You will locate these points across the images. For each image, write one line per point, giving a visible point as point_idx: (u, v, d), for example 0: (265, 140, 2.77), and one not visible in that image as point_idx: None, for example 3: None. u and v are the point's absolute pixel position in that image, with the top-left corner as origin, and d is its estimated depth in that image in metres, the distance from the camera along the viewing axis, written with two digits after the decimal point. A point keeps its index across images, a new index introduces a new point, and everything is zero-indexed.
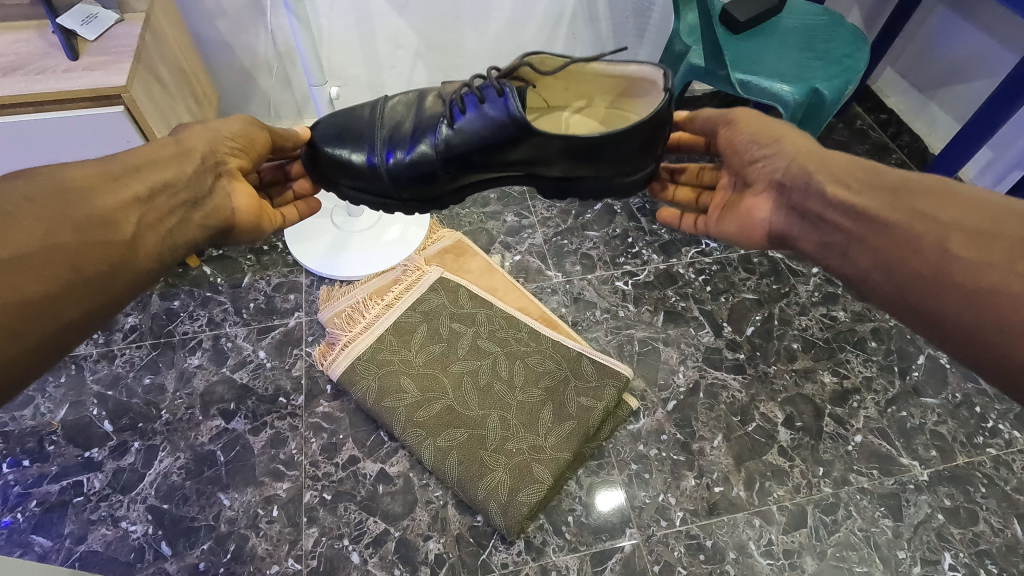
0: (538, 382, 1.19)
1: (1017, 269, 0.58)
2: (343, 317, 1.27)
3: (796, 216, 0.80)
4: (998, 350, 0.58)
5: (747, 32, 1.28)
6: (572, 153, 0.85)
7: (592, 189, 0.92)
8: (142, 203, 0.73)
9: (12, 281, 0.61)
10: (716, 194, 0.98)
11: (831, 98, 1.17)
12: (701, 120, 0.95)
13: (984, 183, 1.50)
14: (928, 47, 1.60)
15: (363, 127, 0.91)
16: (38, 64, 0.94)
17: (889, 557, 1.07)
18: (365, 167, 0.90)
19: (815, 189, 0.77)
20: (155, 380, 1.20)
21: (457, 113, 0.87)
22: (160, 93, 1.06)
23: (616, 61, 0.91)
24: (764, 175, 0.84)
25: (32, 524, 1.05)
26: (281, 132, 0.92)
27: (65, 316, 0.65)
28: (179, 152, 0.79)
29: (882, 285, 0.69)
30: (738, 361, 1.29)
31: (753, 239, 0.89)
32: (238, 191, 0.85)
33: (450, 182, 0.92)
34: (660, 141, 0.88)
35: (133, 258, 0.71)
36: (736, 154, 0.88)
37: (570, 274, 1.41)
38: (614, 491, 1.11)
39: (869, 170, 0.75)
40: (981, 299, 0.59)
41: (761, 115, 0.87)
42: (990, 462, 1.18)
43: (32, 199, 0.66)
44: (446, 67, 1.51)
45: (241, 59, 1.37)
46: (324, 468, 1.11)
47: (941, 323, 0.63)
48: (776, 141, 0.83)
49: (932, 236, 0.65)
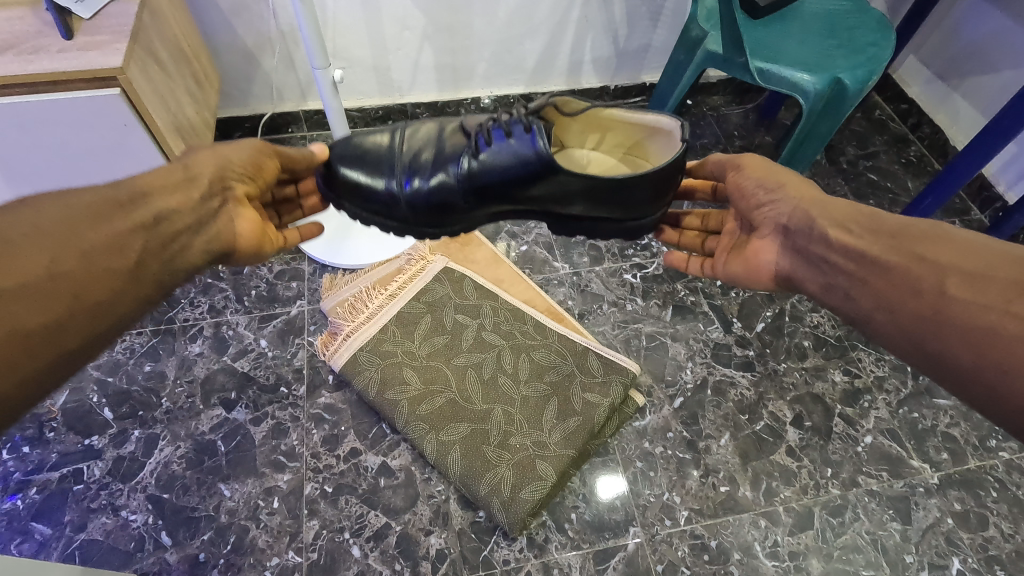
0: (543, 376, 1.17)
1: (1013, 310, 0.56)
2: (346, 306, 1.25)
3: (800, 259, 0.77)
4: (1003, 392, 0.55)
5: (767, 17, 1.24)
6: (586, 189, 0.83)
7: (605, 230, 0.89)
8: (145, 230, 0.71)
9: (12, 309, 0.59)
10: (721, 237, 0.95)
11: (853, 89, 1.12)
12: (711, 165, 0.92)
13: (1006, 178, 1.45)
14: (953, 35, 1.54)
15: (382, 150, 0.87)
16: (32, 44, 0.91)
17: (897, 561, 1.05)
18: (383, 193, 0.86)
19: (818, 234, 0.74)
20: (155, 367, 1.19)
21: (482, 144, 0.85)
22: (158, 75, 1.03)
23: (634, 109, 0.88)
24: (769, 220, 0.81)
25: (32, 511, 1.04)
26: (292, 154, 0.86)
27: (65, 346, 0.63)
28: (185, 179, 0.76)
29: (885, 326, 0.66)
30: (747, 358, 1.27)
31: (759, 281, 0.85)
32: (241, 217, 0.81)
33: (468, 211, 0.89)
34: (671, 188, 0.86)
35: (135, 286, 0.69)
36: (743, 199, 0.85)
37: (578, 265, 1.39)
38: (616, 482, 1.11)
39: (869, 214, 0.72)
40: (982, 341, 0.57)
41: (767, 161, 0.84)
42: (1003, 466, 1.16)
43: (40, 229, 0.65)
44: (453, 50, 1.46)
45: (243, 38, 1.33)
46: (325, 460, 1.10)
47: (944, 363, 0.60)
48: (781, 186, 0.80)
49: (932, 277, 0.63)
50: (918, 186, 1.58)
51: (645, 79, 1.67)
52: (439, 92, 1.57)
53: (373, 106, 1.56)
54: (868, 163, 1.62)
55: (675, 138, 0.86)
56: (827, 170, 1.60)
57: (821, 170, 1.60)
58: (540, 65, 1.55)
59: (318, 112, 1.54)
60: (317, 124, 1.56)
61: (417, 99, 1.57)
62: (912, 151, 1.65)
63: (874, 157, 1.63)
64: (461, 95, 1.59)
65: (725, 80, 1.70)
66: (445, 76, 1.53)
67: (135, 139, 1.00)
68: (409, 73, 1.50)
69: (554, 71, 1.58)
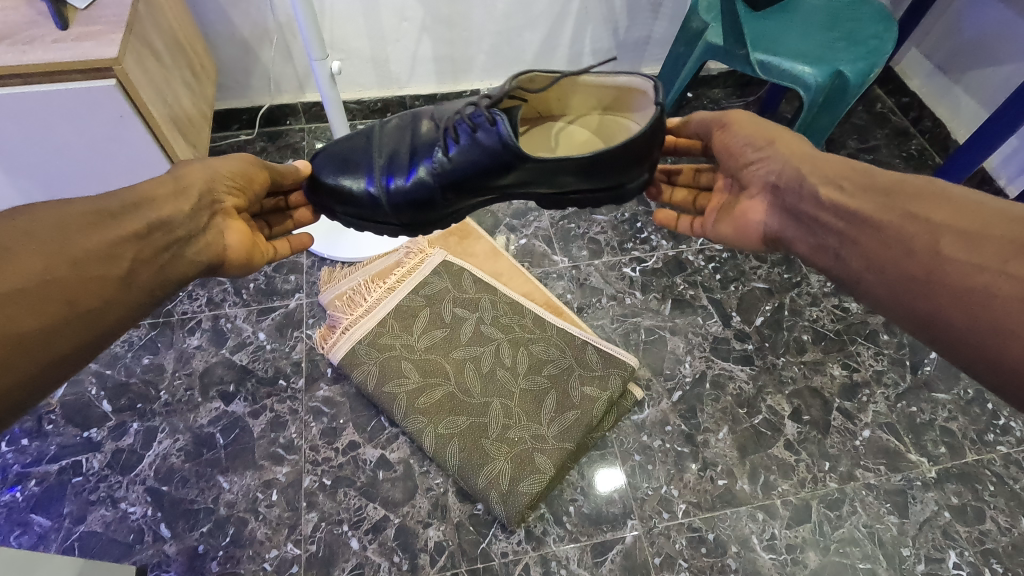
0: (542, 369, 1.17)
1: (1008, 268, 0.56)
2: (345, 299, 1.24)
3: (791, 218, 0.78)
4: (990, 350, 0.55)
5: (768, 10, 1.23)
6: (567, 168, 0.82)
7: (595, 199, 0.88)
8: (139, 239, 0.71)
9: (7, 313, 0.58)
10: (712, 196, 0.94)
11: (855, 82, 1.11)
12: (695, 124, 0.91)
13: (1007, 172, 1.45)
14: (956, 28, 1.53)
15: (361, 153, 0.88)
16: (26, 34, 0.90)
17: (893, 554, 1.06)
18: (365, 196, 0.86)
19: (808, 192, 0.74)
20: (154, 360, 1.19)
21: (451, 142, 0.84)
22: (154, 66, 1.02)
23: (605, 72, 0.88)
24: (759, 177, 0.81)
25: (31, 503, 1.04)
26: (279, 168, 0.88)
27: (58, 351, 0.62)
28: (177, 190, 0.76)
29: (874, 286, 0.67)
30: (746, 352, 1.27)
31: (748, 243, 0.86)
32: (231, 229, 0.82)
33: (451, 206, 0.90)
34: (655, 149, 0.84)
35: (128, 294, 0.69)
36: (731, 157, 0.85)
37: (577, 258, 1.38)
38: (614, 474, 1.11)
39: (862, 172, 0.72)
40: (970, 300, 0.57)
41: (758, 118, 0.84)
42: (1000, 459, 1.16)
43: (33, 235, 0.64)
44: (452, 41, 1.45)
45: (240, 29, 1.32)
46: (324, 453, 1.10)
47: (931, 323, 0.61)
48: (772, 143, 0.80)
49: (923, 237, 0.63)
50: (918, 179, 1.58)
51: (645, 71, 1.66)
52: (438, 84, 1.56)
53: (372, 98, 1.55)
54: (869, 156, 1.62)
55: (650, 96, 0.85)
56: None
57: None
58: (539, 57, 1.54)
59: (316, 104, 1.53)
60: (315, 117, 1.55)
61: (416, 91, 1.56)
62: (913, 145, 1.64)
63: (874, 150, 1.63)
64: (460, 87, 1.58)
65: (726, 72, 1.69)
66: (444, 68, 1.52)
67: (131, 130, 0.99)
68: (408, 65, 1.49)
69: (553, 63, 1.57)
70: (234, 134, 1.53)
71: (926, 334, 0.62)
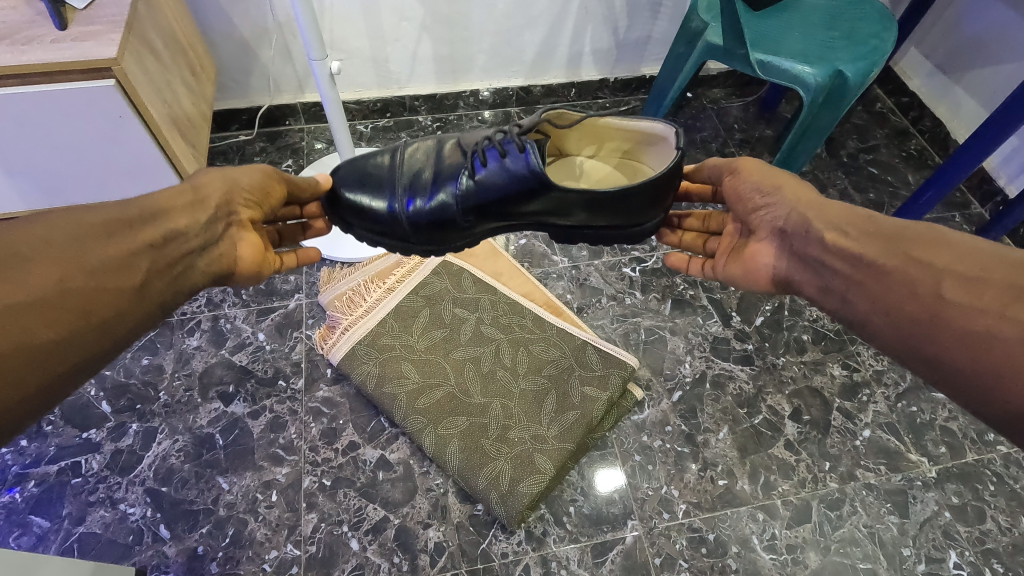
0: (542, 369, 1.17)
1: (1009, 312, 0.57)
2: (344, 299, 1.24)
3: (798, 262, 0.77)
4: (993, 393, 0.56)
5: (767, 10, 1.23)
6: (587, 203, 0.83)
7: (608, 237, 0.89)
8: (154, 250, 0.70)
9: (22, 325, 0.58)
10: (721, 239, 0.93)
11: (854, 82, 1.11)
12: (708, 169, 0.92)
13: (1007, 172, 1.45)
14: (955, 27, 1.53)
15: (382, 173, 0.88)
16: (25, 34, 0.90)
17: (894, 554, 1.06)
18: (385, 213, 0.86)
19: (815, 237, 0.73)
20: (153, 361, 1.19)
21: (478, 165, 0.84)
22: (153, 66, 1.02)
23: (627, 116, 0.88)
24: (765, 223, 0.81)
25: (31, 504, 1.04)
26: (299, 181, 0.89)
27: (70, 360, 0.62)
28: (195, 201, 0.76)
29: (882, 330, 0.66)
30: (746, 352, 1.27)
31: (756, 285, 0.84)
32: (245, 241, 0.82)
33: (469, 230, 0.89)
34: (671, 190, 0.85)
35: (140, 304, 0.69)
36: (740, 202, 0.85)
37: (577, 259, 1.38)
38: (614, 474, 1.11)
39: (865, 218, 0.72)
40: (977, 343, 0.57)
41: (766, 164, 0.84)
42: (1000, 459, 1.16)
43: (51, 242, 0.64)
44: (452, 41, 1.45)
45: (240, 29, 1.32)
46: (324, 454, 1.10)
47: (939, 366, 0.61)
48: (777, 189, 0.80)
49: (928, 281, 0.63)
50: (918, 179, 1.58)
51: (644, 71, 1.66)
52: (438, 84, 1.56)
53: (371, 98, 1.55)
54: (869, 156, 1.62)
55: (670, 144, 0.86)
56: (828, 163, 1.59)
57: (821, 164, 1.59)
58: (539, 57, 1.54)
59: (315, 105, 1.53)
60: (315, 117, 1.55)
61: (415, 91, 1.56)
62: (913, 145, 1.64)
63: (874, 150, 1.63)
64: (460, 87, 1.58)
65: (726, 72, 1.69)
66: (444, 68, 1.52)
67: (130, 131, 0.99)
68: (408, 65, 1.49)
69: (553, 64, 1.57)
70: (234, 134, 1.53)
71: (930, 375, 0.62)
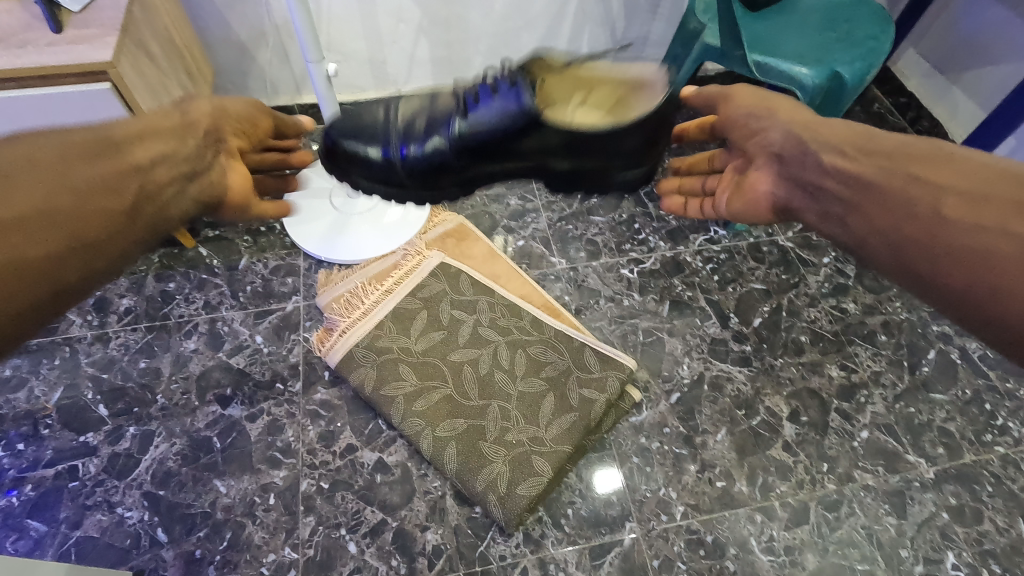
0: (540, 371, 1.17)
1: (1009, 229, 0.56)
2: (342, 302, 1.24)
3: (798, 187, 0.77)
4: (988, 309, 0.56)
5: (763, 12, 1.22)
6: (574, 144, 0.83)
7: (598, 182, 0.91)
8: (144, 172, 0.69)
9: (10, 239, 0.56)
10: (723, 176, 0.93)
11: (852, 83, 1.11)
12: (701, 97, 0.91)
13: None
14: (951, 28, 1.53)
15: (376, 121, 0.88)
16: (20, 38, 0.89)
17: (892, 555, 1.06)
18: (381, 162, 0.87)
19: (813, 161, 0.73)
20: (150, 364, 1.18)
21: (471, 105, 0.82)
22: (150, 69, 1.02)
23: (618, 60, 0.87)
24: (762, 150, 0.80)
25: (28, 508, 1.04)
26: (283, 121, 0.96)
27: (64, 280, 0.60)
28: (182, 125, 0.76)
29: (879, 250, 0.67)
30: (744, 353, 1.27)
31: (759, 215, 0.86)
32: (233, 171, 0.83)
33: (465, 172, 0.89)
34: (664, 133, 0.87)
35: (134, 225, 0.67)
36: (736, 130, 0.85)
37: (575, 260, 1.38)
38: (612, 476, 1.11)
39: (869, 138, 0.71)
40: (971, 259, 0.57)
41: (759, 91, 0.85)
42: (998, 460, 1.16)
43: (34, 162, 0.61)
44: (449, 43, 1.45)
45: (237, 32, 1.32)
46: (321, 457, 1.10)
47: (930, 283, 0.61)
48: (777, 116, 0.79)
49: (926, 200, 0.62)
50: None
51: None
52: (435, 85, 1.56)
53: (368, 99, 1.54)
54: None
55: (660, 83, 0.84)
56: None
57: None
58: (536, 59, 1.54)
59: (312, 106, 1.52)
60: (312, 118, 1.55)
61: (413, 92, 1.56)
62: None
63: None
64: None
65: (723, 72, 1.69)
66: (441, 69, 1.52)
67: None
68: (405, 67, 1.49)
69: None
70: None
71: (930, 298, 0.62)
